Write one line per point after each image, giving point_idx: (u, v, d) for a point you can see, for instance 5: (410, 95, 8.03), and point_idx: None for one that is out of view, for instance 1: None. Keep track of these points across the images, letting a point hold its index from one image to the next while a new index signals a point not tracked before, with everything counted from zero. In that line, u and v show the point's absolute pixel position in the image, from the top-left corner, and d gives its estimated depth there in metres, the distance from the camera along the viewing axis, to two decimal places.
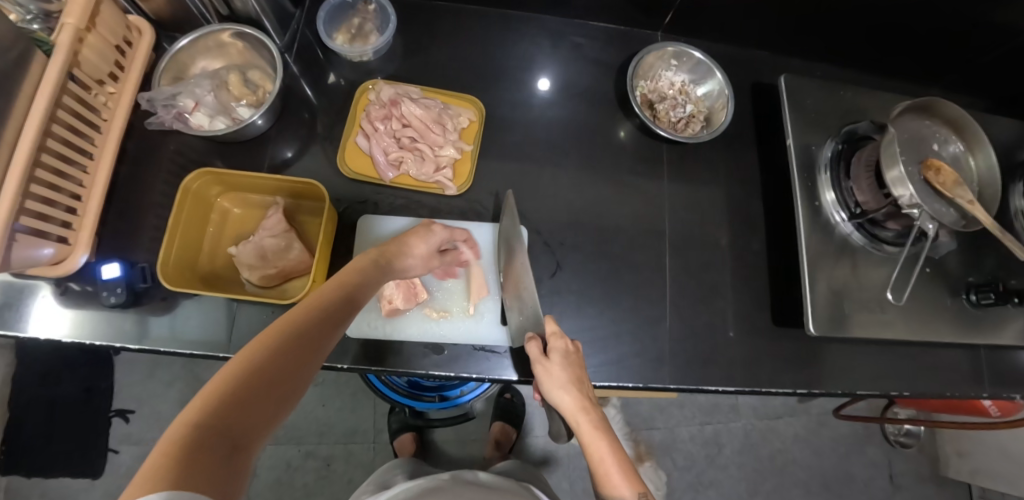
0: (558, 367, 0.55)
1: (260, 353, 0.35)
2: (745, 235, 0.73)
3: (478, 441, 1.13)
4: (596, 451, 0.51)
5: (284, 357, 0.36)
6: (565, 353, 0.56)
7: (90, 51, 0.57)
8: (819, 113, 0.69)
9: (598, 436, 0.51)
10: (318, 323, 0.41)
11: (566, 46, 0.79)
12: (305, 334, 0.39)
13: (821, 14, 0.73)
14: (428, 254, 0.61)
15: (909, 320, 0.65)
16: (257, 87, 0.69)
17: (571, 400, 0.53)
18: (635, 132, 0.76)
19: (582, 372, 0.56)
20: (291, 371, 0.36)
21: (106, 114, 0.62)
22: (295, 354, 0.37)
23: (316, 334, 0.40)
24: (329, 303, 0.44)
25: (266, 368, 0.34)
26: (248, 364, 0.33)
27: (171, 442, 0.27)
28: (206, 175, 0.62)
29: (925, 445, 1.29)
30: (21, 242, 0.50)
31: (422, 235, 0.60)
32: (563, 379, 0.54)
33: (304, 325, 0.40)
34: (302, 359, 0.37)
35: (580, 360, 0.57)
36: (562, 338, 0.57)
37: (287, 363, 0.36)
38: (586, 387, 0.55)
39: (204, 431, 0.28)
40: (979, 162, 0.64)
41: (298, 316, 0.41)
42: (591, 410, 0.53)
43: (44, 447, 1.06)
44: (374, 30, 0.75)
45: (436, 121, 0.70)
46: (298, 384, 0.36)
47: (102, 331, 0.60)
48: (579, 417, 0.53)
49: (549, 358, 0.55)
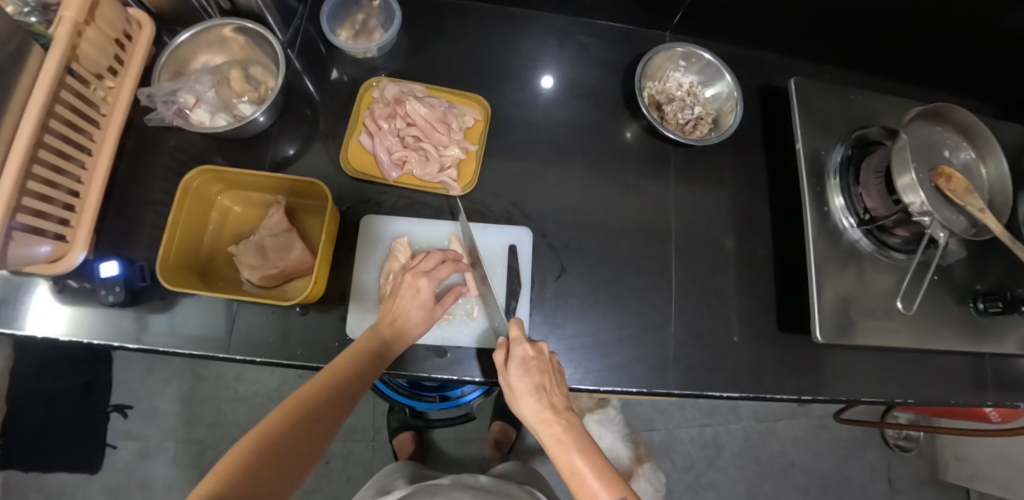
0: (517, 378, 0.53)
1: (274, 430, 0.40)
2: (751, 239, 0.72)
3: (477, 441, 1.13)
4: (567, 465, 0.48)
5: (301, 426, 0.41)
6: (524, 360, 0.54)
7: (89, 45, 0.56)
8: (828, 117, 0.68)
9: (564, 447, 0.49)
10: (339, 390, 0.46)
11: (573, 45, 0.78)
12: (320, 408, 0.43)
13: (833, 16, 0.72)
14: (428, 308, 0.56)
15: (915, 328, 0.64)
16: (259, 83, 0.68)
17: (532, 412, 0.52)
18: (641, 133, 0.75)
19: (548, 378, 0.54)
20: (303, 447, 0.40)
21: (105, 109, 0.61)
22: (315, 424, 0.42)
23: (332, 406, 0.44)
24: (347, 374, 0.48)
25: (277, 445, 0.39)
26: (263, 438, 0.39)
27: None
28: (206, 173, 0.61)
29: (925, 450, 1.29)
30: (18, 239, 0.49)
31: (411, 297, 0.56)
32: (525, 389, 0.53)
33: (319, 397, 0.44)
34: (315, 430, 0.42)
35: (546, 366, 0.55)
36: (522, 344, 0.55)
37: (303, 432, 0.41)
38: (551, 394, 0.53)
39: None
40: (990, 169, 0.63)
41: (315, 387, 0.45)
42: (554, 420, 0.51)
43: (41, 442, 1.05)
44: (378, 27, 0.74)
45: (441, 121, 0.69)
46: (308, 457, 0.40)
47: (100, 330, 0.60)
48: (542, 430, 0.51)
49: (509, 368, 0.54)
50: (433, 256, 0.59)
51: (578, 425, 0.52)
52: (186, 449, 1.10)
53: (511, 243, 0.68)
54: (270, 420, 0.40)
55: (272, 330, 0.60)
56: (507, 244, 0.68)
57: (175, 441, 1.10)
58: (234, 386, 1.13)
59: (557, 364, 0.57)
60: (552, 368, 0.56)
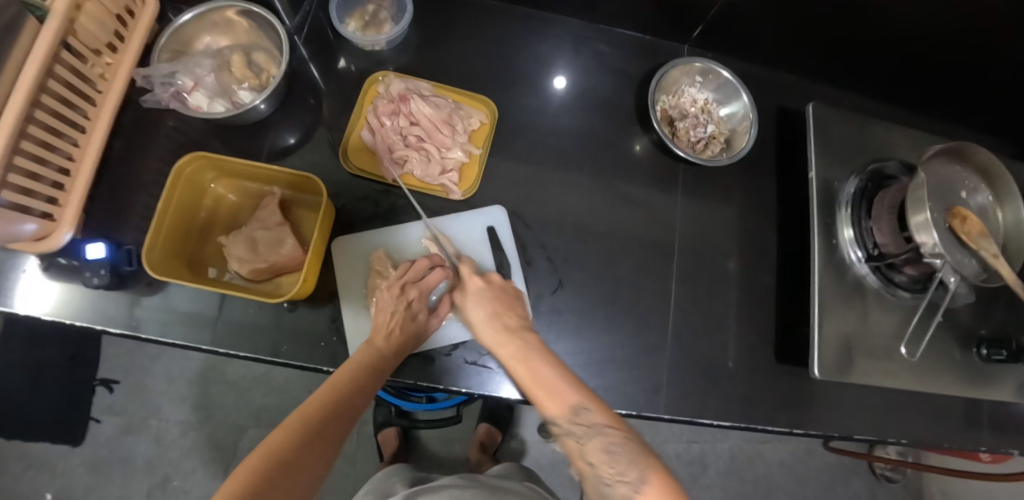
0: (472, 308, 0.55)
1: (279, 450, 0.40)
2: (756, 265, 0.71)
3: (463, 441, 1.12)
4: (525, 374, 0.48)
5: (301, 448, 0.41)
6: (477, 292, 0.56)
7: (87, 19, 0.54)
8: (844, 146, 0.66)
9: (522, 362, 0.49)
10: (336, 407, 0.46)
11: (589, 52, 0.76)
12: (324, 428, 0.44)
13: (859, 41, 0.70)
14: (421, 319, 0.56)
15: (915, 371, 0.63)
16: (261, 70, 0.66)
17: (490, 337, 0.53)
18: (651, 148, 0.73)
19: (499, 303, 0.55)
20: (305, 469, 0.41)
21: (102, 86, 0.59)
22: (315, 445, 0.42)
23: (333, 424, 0.45)
24: (348, 389, 0.47)
25: (282, 468, 0.39)
26: (268, 459, 0.39)
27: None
28: (199, 159, 0.59)
29: (910, 483, 1.27)
30: (2, 217, 0.47)
31: (402, 312, 0.55)
32: (480, 316, 0.54)
33: (320, 416, 0.44)
34: (319, 450, 0.42)
35: (497, 294, 0.55)
36: (474, 278, 0.57)
37: (305, 455, 0.41)
38: (506, 316, 0.53)
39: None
40: (1007, 215, 0.61)
41: (318, 404, 0.45)
42: (509, 340, 0.51)
43: (25, 410, 1.05)
44: (388, 19, 0.72)
45: (445, 122, 0.67)
46: (310, 479, 0.41)
47: (84, 313, 0.58)
48: (500, 350, 0.51)
49: (462, 302, 0.56)
50: (419, 265, 0.58)
51: (537, 343, 0.51)
52: (170, 428, 1.09)
53: (490, 225, 0.67)
54: (273, 438, 0.41)
55: (258, 326, 0.59)
56: (485, 227, 0.67)
57: (159, 420, 1.09)
58: (222, 369, 1.12)
59: (512, 290, 0.57)
60: (505, 294, 0.56)
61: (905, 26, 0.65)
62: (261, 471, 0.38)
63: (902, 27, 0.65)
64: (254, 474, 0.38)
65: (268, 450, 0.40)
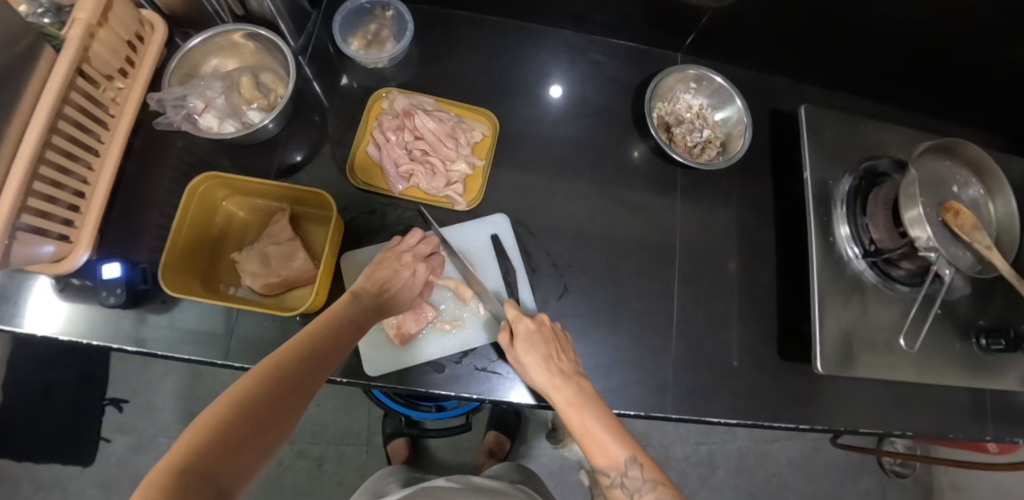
0: (524, 350, 0.55)
1: (256, 391, 0.35)
2: (755, 264, 0.72)
3: (472, 449, 1.12)
4: (579, 424, 0.48)
5: (277, 394, 0.36)
6: (527, 334, 0.55)
7: (101, 46, 0.56)
8: (838, 146, 0.68)
9: (576, 409, 0.49)
10: (308, 358, 0.41)
11: (585, 62, 0.78)
12: (298, 377, 0.38)
13: (848, 43, 0.72)
14: (415, 292, 0.59)
15: (916, 361, 0.64)
16: (269, 90, 0.68)
17: (544, 379, 0.52)
18: (649, 153, 0.75)
19: (553, 347, 0.55)
20: (280, 415, 0.35)
21: (114, 111, 0.61)
22: (290, 391, 0.37)
23: (309, 372, 0.40)
24: (320, 344, 0.43)
25: (255, 413, 0.33)
26: (236, 406, 0.33)
27: (151, 486, 0.27)
28: (211, 179, 0.61)
29: (920, 477, 1.27)
30: (21, 240, 0.49)
31: (406, 278, 0.58)
32: (533, 361, 0.53)
33: (292, 363, 0.39)
34: (293, 397, 0.37)
35: (549, 337, 0.56)
36: (523, 319, 0.56)
37: (281, 400, 0.35)
38: (559, 361, 0.54)
39: (187, 476, 0.28)
40: (998, 207, 0.63)
41: (289, 354, 0.40)
42: (564, 385, 0.51)
43: (36, 431, 1.05)
44: (390, 38, 0.74)
45: (449, 135, 0.69)
46: (284, 428, 0.35)
47: (99, 331, 0.59)
48: (554, 394, 0.51)
49: (515, 346, 0.56)
50: (428, 241, 0.62)
51: (591, 390, 0.52)
52: None
53: (494, 233, 0.68)
54: (240, 384, 0.35)
55: (270, 340, 0.60)
56: (489, 235, 0.68)
57: (169, 437, 1.09)
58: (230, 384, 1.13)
59: (560, 333, 0.58)
60: (555, 337, 0.56)
61: (890, 29, 0.67)
62: (229, 418, 0.32)
63: (889, 30, 0.68)
64: (223, 417, 0.32)
65: (237, 394, 0.34)
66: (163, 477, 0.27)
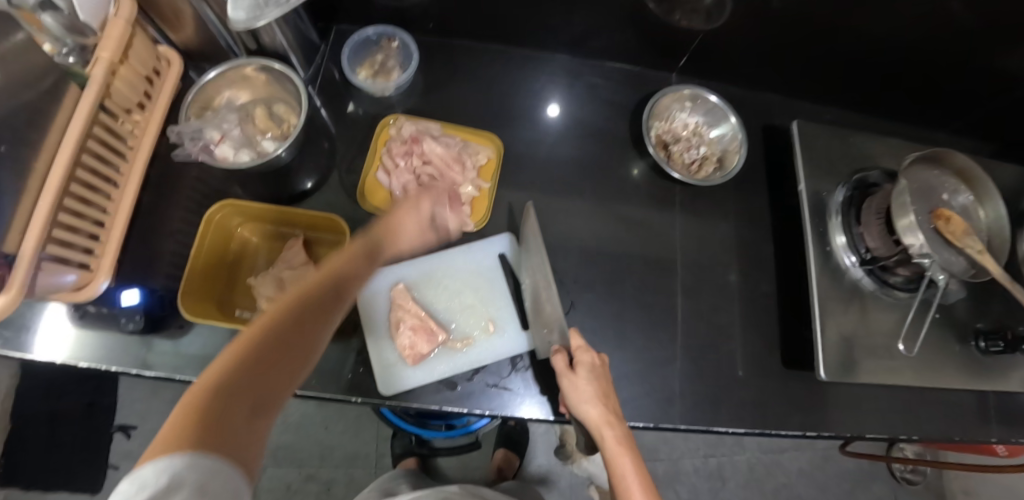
0: (585, 381, 0.54)
1: (289, 312, 0.40)
2: (756, 275, 0.74)
3: (480, 469, 1.12)
4: (620, 468, 0.49)
5: (306, 319, 0.41)
6: (591, 367, 0.56)
7: (121, 82, 0.58)
8: (830, 159, 0.71)
9: (622, 449, 0.50)
10: (341, 280, 0.45)
11: (583, 85, 0.81)
12: (329, 300, 0.44)
13: (835, 60, 0.75)
14: (421, 227, 0.57)
15: (917, 365, 0.65)
16: (282, 121, 0.71)
17: (596, 415, 0.52)
18: (648, 171, 0.78)
19: (604, 388, 0.55)
20: (309, 338, 0.41)
21: (133, 142, 0.63)
22: (319, 314, 0.42)
23: (340, 295, 0.45)
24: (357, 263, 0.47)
25: (286, 336, 0.39)
26: (271, 330, 0.39)
27: (192, 401, 0.34)
28: (227, 206, 0.64)
29: (931, 483, 1.27)
30: (46, 269, 0.50)
31: (415, 214, 0.56)
32: (590, 394, 0.54)
33: (326, 284, 0.44)
34: (321, 319, 0.42)
35: (603, 376, 0.56)
36: (586, 353, 0.56)
37: (309, 327, 0.41)
38: (610, 400, 0.55)
39: (221, 396, 0.35)
40: (988, 212, 0.65)
41: (327, 274, 0.45)
42: (615, 424, 0.52)
43: (43, 460, 1.05)
44: (396, 67, 0.77)
45: (456, 160, 0.71)
46: (312, 349, 0.41)
47: (117, 358, 0.61)
48: (605, 431, 0.51)
49: (572, 377, 0.55)
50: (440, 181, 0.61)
51: (629, 434, 0.53)
52: None
53: (499, 253, 0.70)
54: (280, 305, 0.41)
55: None
56: (495, 255, 0.70)
57: None
58: None
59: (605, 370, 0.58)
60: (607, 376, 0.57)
61: (875, 45, 0.70)
62: (265, 341, 0.38)
63: (873, 47, 0.71)
64: (255, 344, 0.38)
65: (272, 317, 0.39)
66: (201, 397, 0.34)
